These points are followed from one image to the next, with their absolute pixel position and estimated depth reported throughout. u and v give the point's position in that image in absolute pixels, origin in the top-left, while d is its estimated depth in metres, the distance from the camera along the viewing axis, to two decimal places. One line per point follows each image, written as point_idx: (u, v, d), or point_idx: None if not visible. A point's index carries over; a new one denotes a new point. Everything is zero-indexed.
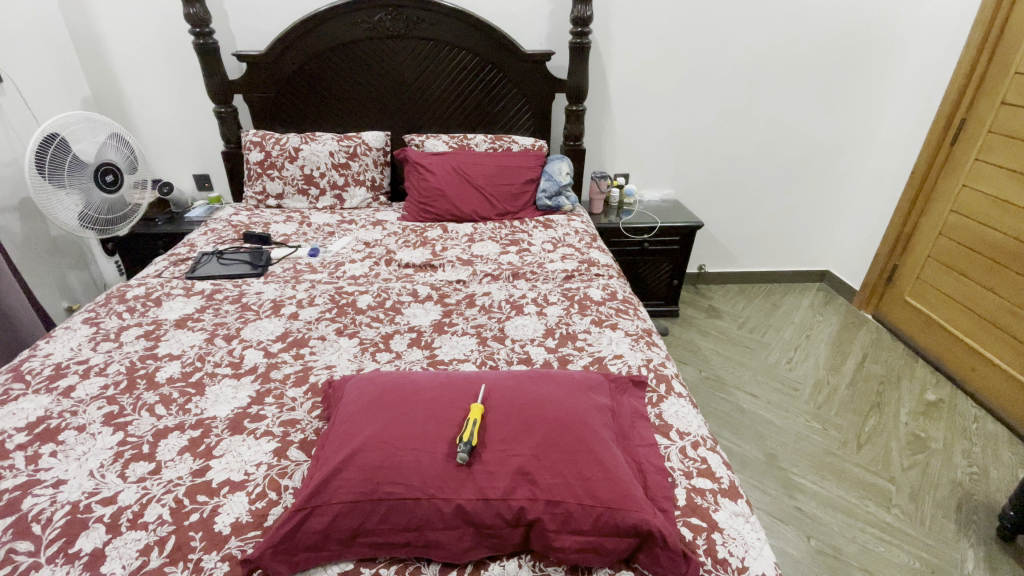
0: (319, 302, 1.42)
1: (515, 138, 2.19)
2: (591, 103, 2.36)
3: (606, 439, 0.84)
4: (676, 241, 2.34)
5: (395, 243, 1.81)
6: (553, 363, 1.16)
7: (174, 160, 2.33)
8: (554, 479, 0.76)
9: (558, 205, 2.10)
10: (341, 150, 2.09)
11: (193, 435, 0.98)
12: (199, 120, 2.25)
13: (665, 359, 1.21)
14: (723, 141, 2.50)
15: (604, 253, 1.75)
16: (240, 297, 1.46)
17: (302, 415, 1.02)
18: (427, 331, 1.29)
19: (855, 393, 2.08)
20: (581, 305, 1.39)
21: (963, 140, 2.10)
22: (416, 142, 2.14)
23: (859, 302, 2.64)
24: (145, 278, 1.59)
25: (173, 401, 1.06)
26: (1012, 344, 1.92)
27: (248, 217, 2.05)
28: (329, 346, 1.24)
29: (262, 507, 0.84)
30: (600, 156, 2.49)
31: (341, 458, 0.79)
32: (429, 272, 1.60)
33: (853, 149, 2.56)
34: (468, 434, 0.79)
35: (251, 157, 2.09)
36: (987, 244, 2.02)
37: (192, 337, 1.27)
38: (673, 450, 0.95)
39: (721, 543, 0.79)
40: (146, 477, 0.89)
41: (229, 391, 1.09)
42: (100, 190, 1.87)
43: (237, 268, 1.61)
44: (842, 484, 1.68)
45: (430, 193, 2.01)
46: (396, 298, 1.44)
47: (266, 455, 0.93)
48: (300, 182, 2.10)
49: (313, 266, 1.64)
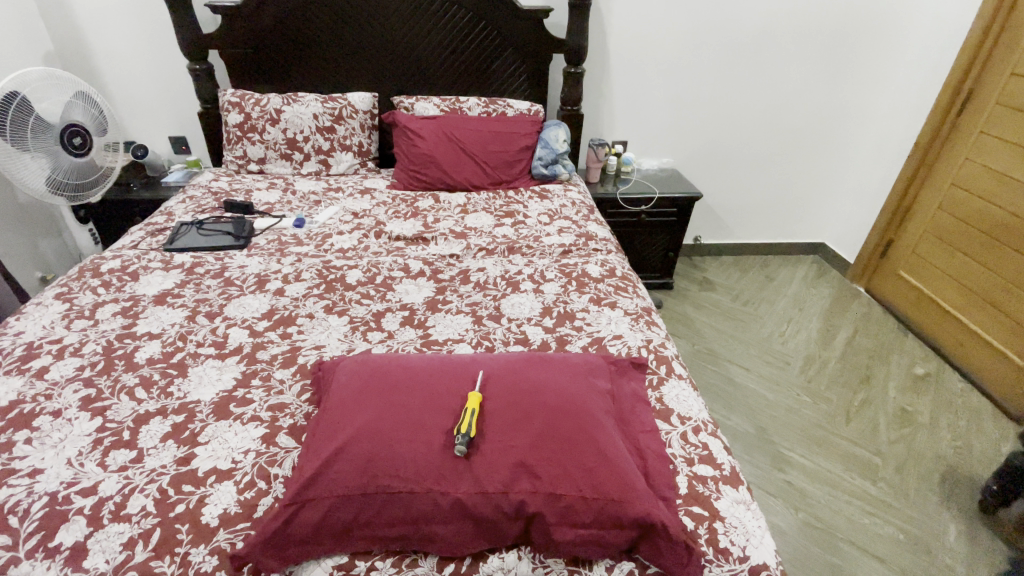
0: (307, 277, 1.36)
1: (510, 101, 2.09)
2: (590, 65, 2.25)
3: (608, 427, 0.82)
4: (674, 212, 2.29)
5: (384, 214, 1.73)
6: (551, 344, 1.12)
7: (147, 120, 2.19)
8: (555, 471, 0.74)
9: (554, 173, 2.03)
10: (326, 112, 1.98)
11: (176, 421, 0.94)
12: (173, 78, 2.11)
13: (666, 340, 1.18)
14: (725, 107, 2.41)
15: (602, 226, 1.70)
16: (223, 271, 1.39)
17: (290, 399, 0.98)
18: (420, 309, 1.24)
19: (845, 367, 2.10)
20: (579, 282, 1.35)
21: (969, 112, 2.04)
22: (405, 105, 2.03)
23: (852, 275, 2.63)
24: (120, 249, 1.51)
25: (154, 384, 1.01)
26: (1003, 320, 1.93)
27: (229, 183, 1.95)
28: (318, 324, 1.19)
29: (251, 497, 0.81)
30: (598, 122, 2.39)
31: (332, 449, 0.75)
32: (421, 245, 1.54)
33: (856, 117, 2.49)
34: (466, 425, 0.76)
35: (230, 119, 1.97)
36: (985, 220, 1.99)
37: (173, 315, 1.21)
38: (675, 435, 0.93)
39: (723, 533, 0.78)
40: (128, 466, 0.86)
41: (213, 372, 1.04)
42: (67, 154, 1.76)
43: (218, 240, 1.53)
44: (831, 457, 1.70)
45: (421, 160, 1.92)
46: (387, 273, 1.39)
47: (254, 442, 0.90)
48: (284, 147, 1.99)
49: (299, 238, 1.57)
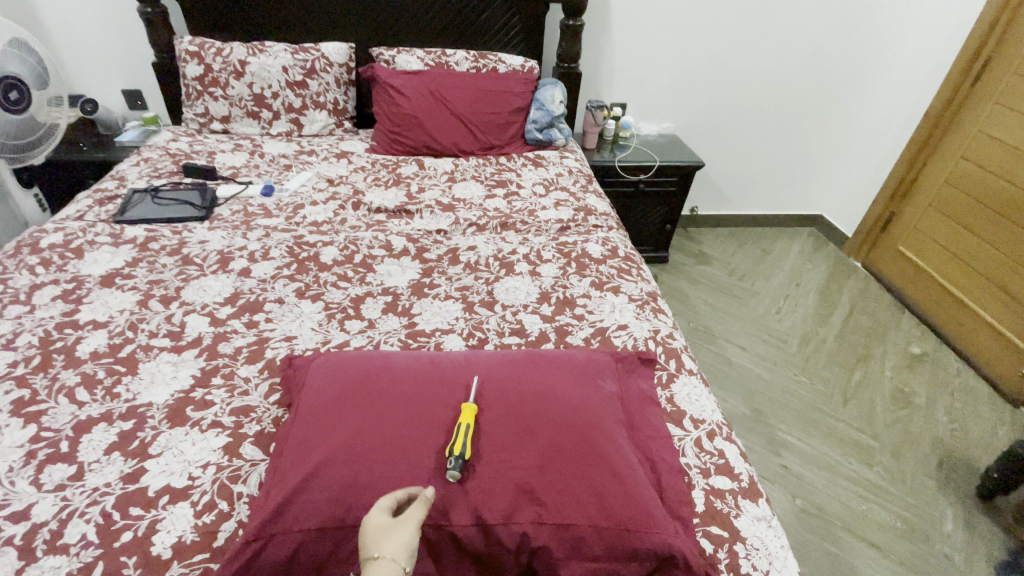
0: (276, 255, 1.22)
1: (501, 56, 1.90)
2: (589, 18, 2.06)
3: (620, 442, 0.72)
4: (674, 182, 2.16)
5: (363, 182, 1.57)
6: (550, 335, 1.02)
7: (95, 70, 1.95)
8: (563, 497, 0.65)
9: (550, 138, 1.87)
10: (296, 65, 1.77)
11: (123, 429, 0.82)
12: (121, 22, 1.86)
13: (674, 330, 1.09)
14: (731, 68, 2.25)
15: (601, 199, 1.57)
16: (181, 247, 1.24)
17: (256, 401, 0.87)
18: (404, 294, 1.12)
19: (842, 346, 2.05)
20: (579, 264, 1.23)
21: (987, 81, 1.93)
22: (385, 58, 1.84)
23: (850, 250, 2.56)
24: (63, 221, 1.34)
25: (99, 384, 0.89)
26: (1006, 300, 1.88)
27: (189, 144, 1.76)
28: (289, 311, 1.06)
29: (211, 522, 0.70)
30: (595, 82, 2.22)
31: (304, 474, 0.65)
32: (405, 219, 1.40)
33: (867, 82, 2.35)
34: (459, 445, 0.66)
35: (188, 71, 1.76)
36: (995, 196, 1.92)
37: (122, 299, 1.07)
38: (688, 442, 0.84)
39: (745, 557, 0.71)
40: (66, 485, 0.74)
41: (168, 369, 0.92)
42: (4, 111, 1.55)
43: (177, 210, 1.37)
44: (828, 441, 1.67)
45: (403, 121, 1.75)
46: (367, 251, 1.25)
47: (214, 454, 0.78)
48: (250, 104, 1.79)
49: (268, 208, 1.41)
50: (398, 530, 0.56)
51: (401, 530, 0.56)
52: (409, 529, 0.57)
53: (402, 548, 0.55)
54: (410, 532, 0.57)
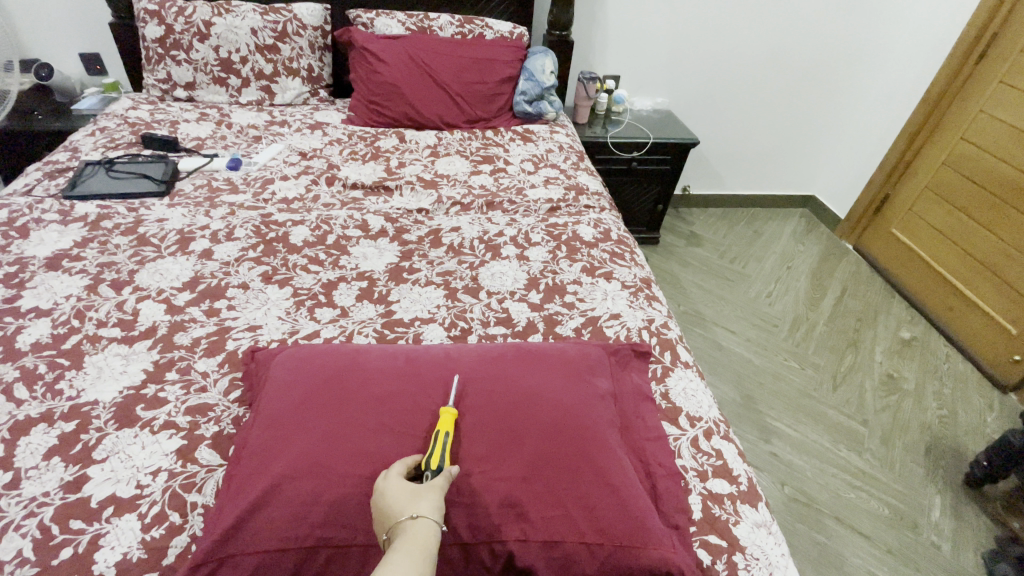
0: (241, 235, 1.12)
1: (489, 22, 1.78)
2: None
3: (614, 447, 0.67)
4: (668, 160, 2.08)
5: (339, 155, 1.47)
6: (538, 325, 0.95)
7: (47, 30, 1.78)
8: (551, 510, 0.59)
9: (539, 111, 1.77)
10: (266, 27, 1.64)
11: (66, 431, 0.74)
12: None
13: (668, 319, 1.02)
14: (729, 40, 2.15)
15: (593, 177, 1.49)
16: (137, 225, 1.14)
17: (215, 398, 0.79)
18: (381, 279, 1.04)
19: (833, 330, 2.02)
20: (569, 247, 1.16)
21: (992, 58, 1.86)
22: (362, 21, 1.71)
23: (842, 232, 2.52)
24: (8, 196, 1.22)
25: (40, 379, 0.80)
26: (1000, 285, 1.86)
27: (150, 112, 1.62)
28: (255, 298, 0.97)
29: (161, 537, 0.63)
30: (588, 52, 2.10)
31: (262, 489, 0.58)
32: (383, 196, 1.31)
33: (867, 58, 2.27)
34: (434, 457, 0.58)
35: (147, 32, 1.61)
36: (994, 179, 1.87)
37: (69, 284, 0.97)
38: (684, 442, 0.79)
39: (745, 567, 0.66)
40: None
41: (117, 362, 0.83)
42: None
43: (134, 185, 1.26)
44: (818, 428, 1.65)
45: (383, 90, 1.63)
46: (341, 231, 1.16)
47: (167, 458, 0.71)
48: (216, 69, 1.65)
49: (234, 184, 1.31)
50: (426, 491, 0.53)
51: (431, 490, 0.54)
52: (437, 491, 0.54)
53: (435, 507, 0.52)
54: (437, 495, 0.54)
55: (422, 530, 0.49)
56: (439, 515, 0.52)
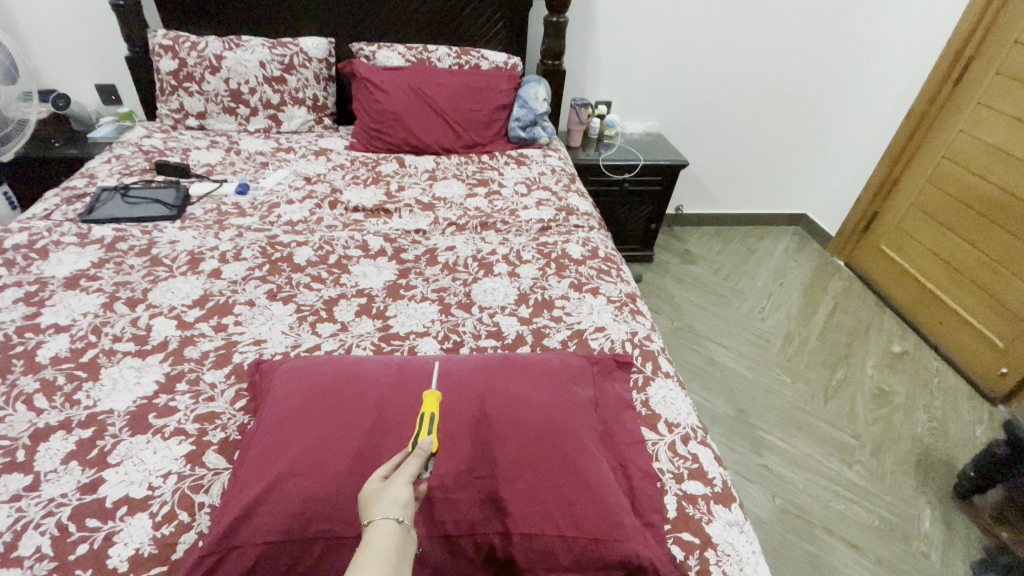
0: (248, 256, 1.19)
1: (484, 53, 1.88)
2: (572, 16, 2.04)
3: (592, 449, 0.72)
4: (659, 181, 2.15)
5: (342, 180, 1.55)
6: (527, 337, 1.00)
7: (69, 65, 1.90)
8: (530, 507, 0.64)
9: (533, 136, 1.85)
10: (274, 60, 1.74)
11: (82, 437, 0.79)
12: (93, 15, 1.81)
13: (652, 332, 1.08)
14: (716, 66, 2.25)
15: (583, 198, 1.56)
16: (150, 247, 1.21)
17: (222, 407, 0.84)
18: (380, 295, 1.10)
19: (825, 344, 2.06)
20: (559, 265, 1.22)
21: (968, 82, 1.94)
22: (365, 54, 1.81)
23: (833, 249, 2.57)
24: (29, 220, 1.30)
25: (58, 390, 0.86)
26: (986, 299, 1.90)
27: (163, 141, 1.71)
28: (260, 314, 1.04)
29: (170, 534, 0.68)
30: (580, 79, 2.20)
31: (262, 486, 0.63)
32: (382, 218, 1.38)
33: (850, 81, 2.36)
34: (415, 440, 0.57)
35: (162, 66, 1.71)
36: (976, 196, 1.93)
37: (87, 302, 1.04)
38: (662, 447, 0.83)
39: (715, 563, 0.70)
40: (21, 496, 0.72)
41: (131, 374, 0.89)
42: None
43: (147, 209, 1.33)
44: (809, 440, 1.67)
45: (384, 118, 1.72)
46: (342, 251, 1.23)
47: (176, 462, 0.76)
48: (226, 100, 1.75)
49: (242, 208, 1.38)
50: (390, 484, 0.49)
51: (394, 484, 0.49)
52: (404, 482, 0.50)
53: (397, 501, 0.48)
54: (403, 486, 0.49)
55: (381, 530, 0.45)
56: (401, 509, 0.48)
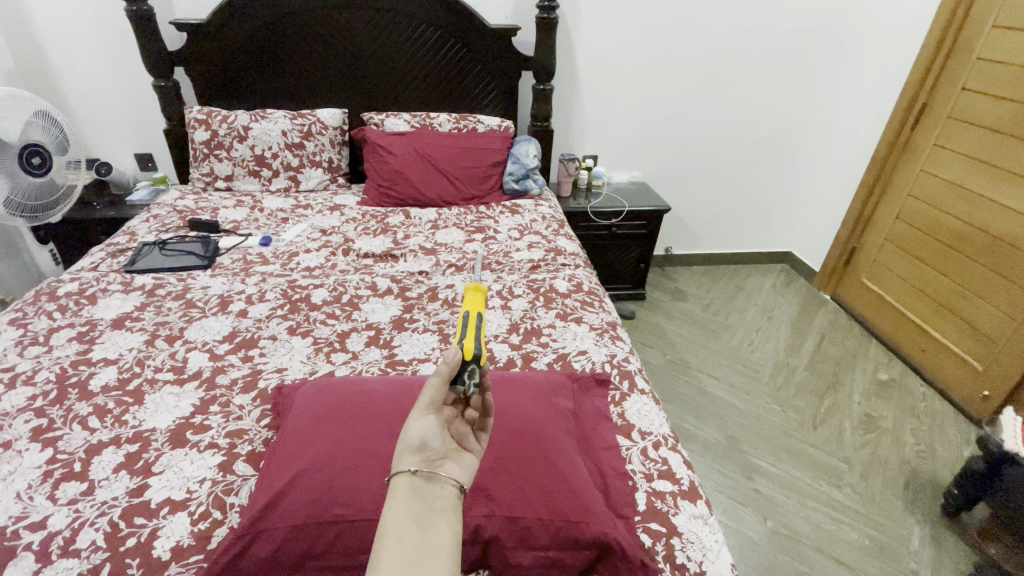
0: (271, 297, 1.35)
1: (480, 117, 2.11)
2: (559, 82, 2.28)
3: (567, 448, 0.83)
4: (644, 225, 2.33)
5: (354, 231, 1.73)
6: (517, 361, 1.13)
7: (112, 138, 2.14)
8: (513, 493, 0.75)
9: (525, 188, 2.05)
10: (294, 129, 1.97)
11: (130, 450, 0.92)
12: (137, 95, 2.06)
13: (630, 354, 1.20)
14: (692, 120, 2.46)
15: (571, 240, 1.72)
16: (185, 292, 1.37)
17: (249, 424, 0.97)
18: (387, 328, 1.24)
19: (813, 373, 2.14)
20: (547, 298, 1.36)
21: (923, 126, 2.11)
22: (375, 121, 2.04)
23: (818, 283, 2.69)
24: (78, 271, 1.47)
25: (109, 413, 0.99)
26: (961, 326, 1.98)
27: (195, 201, 1.92)
28: (281, 346, 1.18)
29: (205, 528, 0.79)
30: (569, 136, 2.43)
31: (285, 480, 0.75)
32: (390, 263, 1.54)
33: (818, 129, 2.57)
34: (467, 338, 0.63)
35: (196, 136, 1.95)
36: (943, 230, 2.04)
37: (131, 339, 1.19)
38: (635, 451, 0.94)
39: (680, 548, 0.80)
40: (78, 499, 0.84)
41: (170, 399, 1.02)
42: (27, 174, 1.72)
43: (182, 260, 1.51)
44: (799, 465, 1.73)
45: (391, 176, 1.93)
46: (354, 292, 1.38)
47: (210, 470, 0.88)
48: (251, 164, 1.97)
49: (265, 257, 1.56)
50: (404, 427, 0.55)
51: (407, 429, 0.55)
52: (419, 421, 0.55)
53: (409, 450, 0.53)
54: (415, 428, 0.55)
55: (396, 490, 0.52)
56: (413, 459, 0.53)
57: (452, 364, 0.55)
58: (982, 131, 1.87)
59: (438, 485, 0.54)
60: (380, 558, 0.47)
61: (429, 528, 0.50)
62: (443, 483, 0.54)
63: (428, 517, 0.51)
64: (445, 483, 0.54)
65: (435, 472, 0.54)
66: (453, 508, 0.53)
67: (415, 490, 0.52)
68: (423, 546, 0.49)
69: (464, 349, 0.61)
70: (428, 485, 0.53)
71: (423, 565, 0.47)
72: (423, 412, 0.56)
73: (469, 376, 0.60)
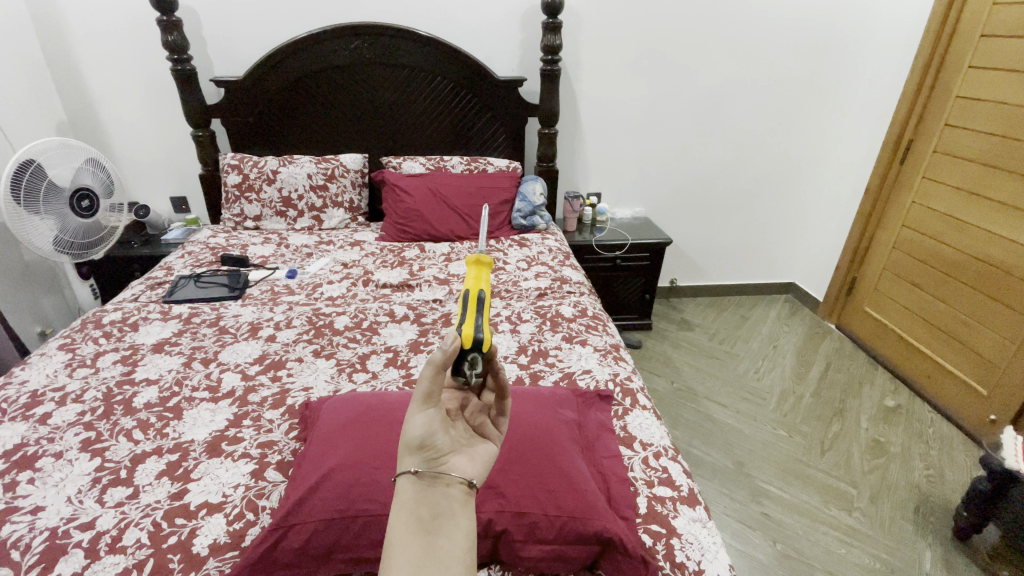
0: (297, 324, 1.45)
1: (490, 159, 2.27)
2: (564, 126, 2.45)
3: (571, 453, 0.91)
4: (647, 257, 2.43)
5: (372, 264, 1.85)
6: (525, 379, 1.20)
7: (151, 183, 2.32)
8: (521, 491, 0.83)
9: (532, 224, 2.17)
10: (319, 172, 2.13)
11: (170, 459, 1.00)
12: (176, 142, 2.25)
13: (632, 374, 1.27)
14: (691, 156, 2.59)
15: (576, 270, 1.83)
16: (218, 319, 1.48)
17: (279, 436, 1.06)
18: (404, 350, 1.33)
19: (819, 400, 2.15)
20: (553, 322, 1.45)
21: (912, 159, 2.21)
22: (393, 164, 2.20)
23: (822, 313, 2.73)
24: (121, 302, 1.59)
25: (151, 426, 1.08)
26: (964, 351, 2.01)
27: (226, 239, 2.06)
28: (307, 367, 1.27)
29: (240, 528, 0.86)
30: (573, 175, 2.57)
31: (317, 477, 0.85)
32: (406, 292, 1.65)
33: (815, 165, 2.68)
34: (472, 320, 0.66)
35: (228, 180, 2.11)
36: (939, 258, 2.10)
37: (170, 362, 1.29)
38: (637, 460, 1.00)
39: (679, 548, 0.84)
40: (124, 502, 0.91)
41: (206, 414, 1.12)
42: (76, 215, 1.87)
43: (214, 291, 1.62)
44: (807, 489, 1.74)
45: (408, 215, 2.06)
46: (374, 318, 1.48)
47: (243, 477, 0.96)
48: (278, 205, 2.12)
49: (291, 288, 1.67)
50: (406, 425, 0.59)
51: (408, 427, 0.59)
52: (418, 419, 0.59)
53: (410, 448, 0.58)
54: (415, 430, 0.59)
55: (402, 491, 0.57)
56: (414, 459, 0.58)
57: (447, 354, 0.59)
58: (969, 163, 1.96)
59: (442, 484, 0.58)
60: (389, 559, 0.52)
61: (433, 531, 0.55)
62: (447, 481, 0.58)
63: (432, 518, 0.56)
64: (451, 482, 0.58)
65: (437, 471, 0.58)
66: (457, 506, 0.57)
67: (420, 491, 0.57)
68: (428, 548, 0.53)
69: (463, 336, 0.65)
70: (431, 484, 0.57)
71: (431, 565, 0.52)
72: (422, 407, 0.60)
73: (470, 365, 0.65)
